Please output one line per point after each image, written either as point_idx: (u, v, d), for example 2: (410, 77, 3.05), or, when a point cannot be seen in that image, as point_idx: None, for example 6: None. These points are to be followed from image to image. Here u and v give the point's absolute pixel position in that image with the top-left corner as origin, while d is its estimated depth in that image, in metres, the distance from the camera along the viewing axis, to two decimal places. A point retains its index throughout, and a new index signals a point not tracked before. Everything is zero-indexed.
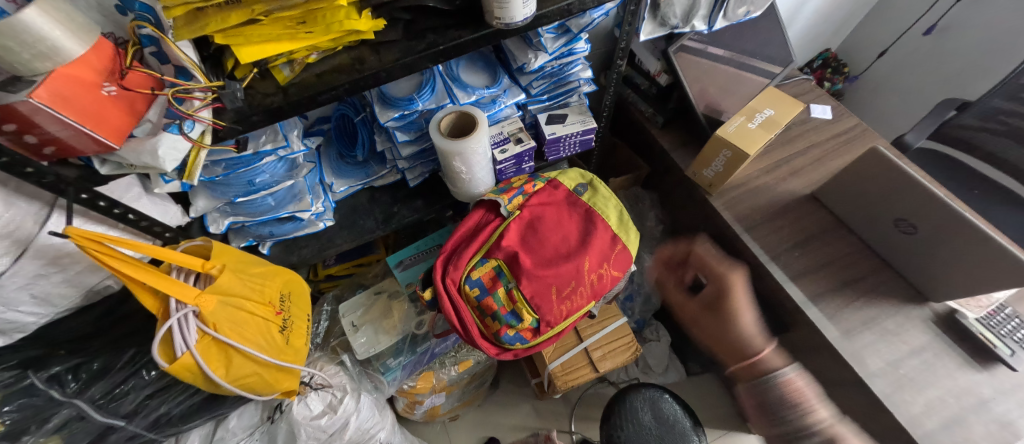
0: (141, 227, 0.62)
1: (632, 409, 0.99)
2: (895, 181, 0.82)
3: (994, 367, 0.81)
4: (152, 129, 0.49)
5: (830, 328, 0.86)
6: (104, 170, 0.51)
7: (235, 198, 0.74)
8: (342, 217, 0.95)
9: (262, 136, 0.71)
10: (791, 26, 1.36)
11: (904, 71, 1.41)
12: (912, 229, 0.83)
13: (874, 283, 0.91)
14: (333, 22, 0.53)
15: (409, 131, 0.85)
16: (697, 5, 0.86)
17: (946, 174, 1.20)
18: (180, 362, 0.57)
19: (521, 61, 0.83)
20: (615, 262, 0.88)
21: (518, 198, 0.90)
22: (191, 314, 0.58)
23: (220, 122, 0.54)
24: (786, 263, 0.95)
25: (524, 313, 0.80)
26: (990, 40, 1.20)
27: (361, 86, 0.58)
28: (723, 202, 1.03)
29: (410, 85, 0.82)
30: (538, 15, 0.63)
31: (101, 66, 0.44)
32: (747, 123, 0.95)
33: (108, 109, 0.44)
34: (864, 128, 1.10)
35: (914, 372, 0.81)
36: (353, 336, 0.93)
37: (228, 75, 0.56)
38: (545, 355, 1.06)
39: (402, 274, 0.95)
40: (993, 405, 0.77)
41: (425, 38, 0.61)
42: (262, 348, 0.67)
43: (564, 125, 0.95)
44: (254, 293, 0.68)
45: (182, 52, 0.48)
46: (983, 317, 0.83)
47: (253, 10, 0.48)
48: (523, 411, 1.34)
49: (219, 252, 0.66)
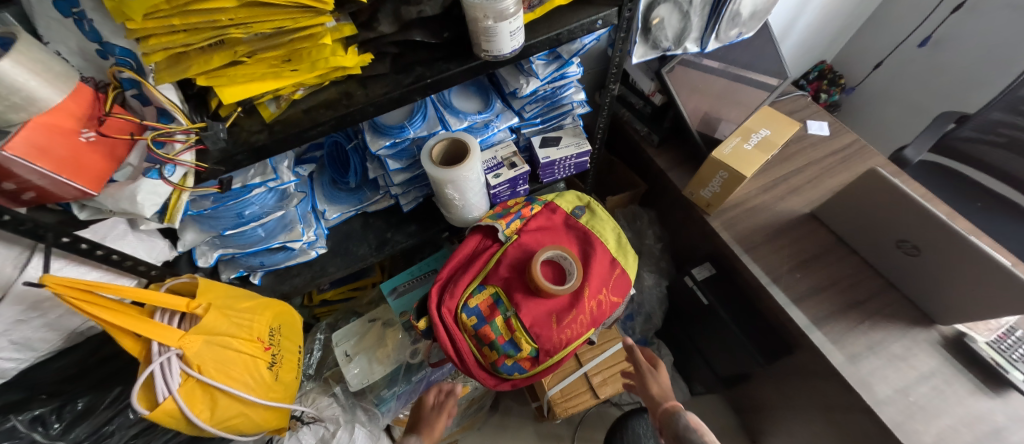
0: (125, 267, 0.61)
1: (634, 435, 0.96)
2: (894, 202, 0.81)
3: (1006, 393, 0.79)
4: (133, 173, 0.48)
5: (835, 353, 0.84)
6: (83, 215, 0.50)
7: (224, 231, 0.73)
8: (335, 244, 0.94)
9: (250, 171, 0.70)
10: (784, 40, 1.36)
11: (901, 84, 1.40)
12: (914, 251, 0.81)
13: (880, 305, 0.89)
14: (319, 59, 0.52)
15: (400, 159, 0.84)
16: (689, 28, 0.86)
17: (947, 188, 1.18)
18: (162, 408, 0.55)
19: (512, 86, 0.83)
20: (614, 287, 0.86)
21: (516, 223, 0.88)
22: (175, 357, 0.57)
23: (203, 164, 0.52)
24: (788, 285, 0.93)
25: (523, 343, 0.77)
26: (987, 53, 1.20)
27: (348, 121, 0.58)
28: (721, 222, 1.01)
29: (402, 113, 0.82)
30: (528, 46, 0.63)
31: (81, 112, 0.43)
32: (742, 144, 0.94)
33: (86, 155, 0.43)
34: (862, 144, 1.09)
35: (924, 399, 0.79)
36: (347, 367, 0.91)
37: (213, 114, 0.55)
38: (545, 381, 1.04)
39: (396, 302, 0.94)
40: (1008, 434, 0.75)
41: (412, 71, 0.60)
42: (249, 387, 0.65)
43: (558, 148, 0.94)
44: (242, 330, 0.66)
45: (162, 95, 0.47)
46: (993, 340, 0.81)
47: (237, 51, 0.48)
48: (524, 434, 1.31)
49: (205, 289, 0.64)
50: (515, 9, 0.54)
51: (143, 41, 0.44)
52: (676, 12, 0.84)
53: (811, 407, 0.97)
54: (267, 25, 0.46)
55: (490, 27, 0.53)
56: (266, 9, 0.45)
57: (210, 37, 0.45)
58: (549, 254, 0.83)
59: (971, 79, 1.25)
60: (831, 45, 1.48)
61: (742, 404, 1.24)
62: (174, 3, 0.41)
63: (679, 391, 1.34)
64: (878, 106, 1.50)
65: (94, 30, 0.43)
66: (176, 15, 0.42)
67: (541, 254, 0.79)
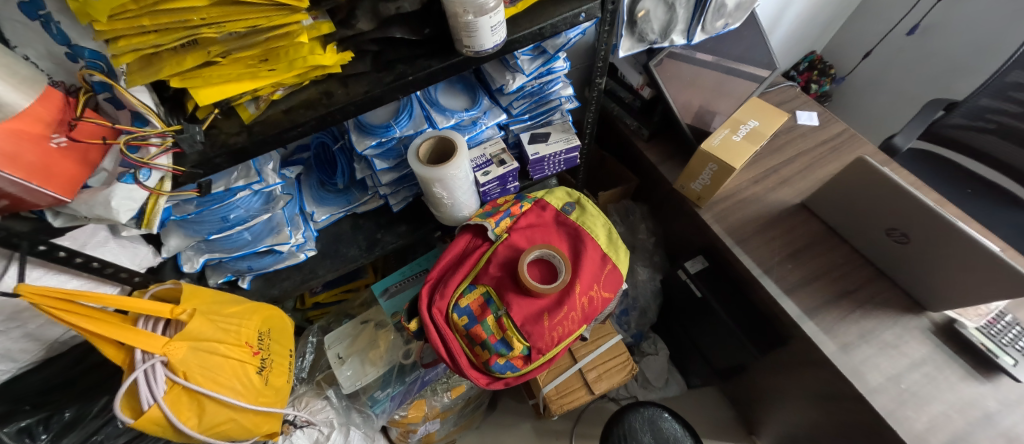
0: (105, 274, 0.61)
1: (632, 431, 0.96)
2: (882, 190, 0.81)
3: (996, 378, 0.79)
4: (107, 178, 0.48)
5: (827, 343, 0.84)
6: (58, 223, 0.49)
7: (209, 235, 0.72)
8: (324, 246, 0.93)
9: (233, 173, 0.68)
10: (773, 32, 1.35)
11: (890, 73, 1.41)
12: (904, 239, 0.81)
13: (871, 293, 0.89)
14: (297, 58, 0.52)
15: (387, 158, 0.83)
16: (675, 20, 0.86)
17: (938, 174, 1.18)
18: (147, 416, 0.54)
19: (499, 82, 0.82)
20: (605, 283, 0.86)
21: (505, 221, 0.87)
22: (159, 364, 0.56)
23: (181, 167, 0.52)
24: (779, 276, 0.93)
25: (514, 342, 0.76)
26: (974, 40, 1.20)
27: (329, 121, 0.57)
28: (712, 214, 1.01)
29: (387, 112, 0.81)
30: (510, 41, 0.62)
31: (50, 117, 0.42)
32: (731, 136, 0.93)
33: (57, 161, 0.42)
34: (852, 133, 1.09)
35: (916, 386, 0.79)
36: (340, 369, 0.90)
37: (189, 116, 0.54)
38: (540, 378, 1.03)
39: (388, 303, 0.93)
40: (999, 419, 0.75)
41: (394, 69, 0.59)
42: (237, 392, 0.64)
43: (547, 144, 0.93)
44: (229, 336, 0.65)
45: (135, 98, 0.46)
46: (983, 326, 0.81)
47: (210, 51, 0.47)
48: (523, 431, 1.30)
49: (188, 295, 0.63)
50: (496, 3, 0.53)
51: (111, 43, 0.43)
52: (662, 4, 0.84)
53: (804, 398, 0.98)
54: (241, 24, 0.45)
55: (471, 22, 0.53)
56: (238, 7, 0.44)
57: (182, 37, 0.44)
58: (538, 253, 0.82)
59: (958, 66, 1.25)
60: (821, 34, 1.48)
61: (738, 396, 1.24)
62: (142, 3, 0.40)
63: (676, 384, 1.34)
64: (868, 95, 1.50)
65: (62, 32, 0.42)
66: (145, 16, 0.41)
67: (530, 254, 0.79)
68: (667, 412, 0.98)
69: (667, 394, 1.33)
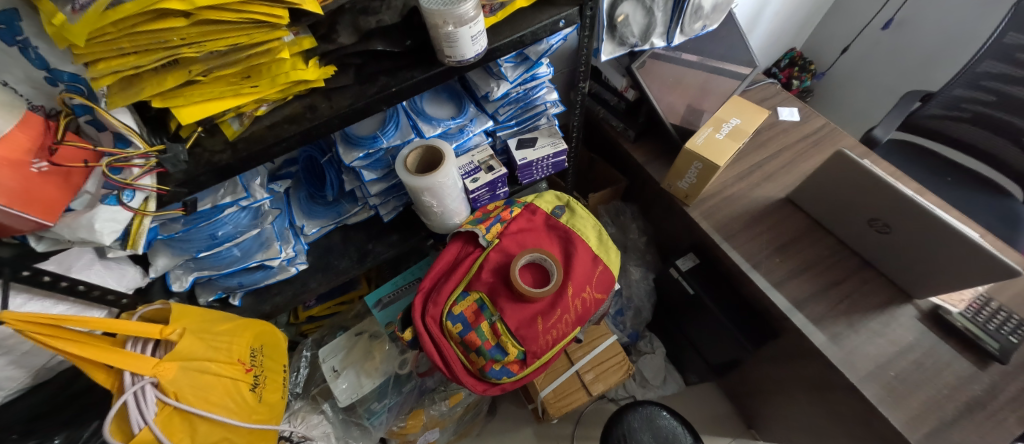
0: (93, 297, 0.60)
1: (631, 431, 0.96)
2: (862, 182, 0.82)
3: (982, 362, 0.80)
4: (91, 201, 0.47)
5: (817, 334, 0.85)
6: (41, 247, 0.48)
7: (198, 253, 0.71)
8: (315, 259, 0.92)
9: (220, 190, 0.68)
10: (753, 32, 1.38)
11: (867, 66, 1.45)
12: (886, 229, 0.83)
13: (857, 283, 0.91)
14: (279, 74, 0.52)
15: (376, 169, 0.83)
16: (653, 23, 0.87)
17: (919, 165, 1.21)
18: (138, 439, 0.53)
19: (484, 90, 0.83)
20: (597, 284, 0.86)
21: (496, 226, 0.87)
22: (149, 385, 0.55)
23: (165, 186, 0.52)
24: (768, 269, 0.94)
25: (509, 346, 0.77)
26: (946, 33, 1.23)
27: (314, 134, 0.57)
28: (700, 212, 1.02)
29: (374, 123, 0.81)
30: (492, 49, 0.63)
31: (31, 144, 0.42)
32: (714, 134, 0.95)
33: (38, 186, 0.42)
34: (833, 127, 1.12)
35: (905, 373, 0.80)
36: (335, 382, 0.90)
37: (172, 135, 0.55)
38: (537, 382, 1.03)
39: (382, 314, 0.93)
40: (987, 402, 0.77)
41: (377, 81, 0.60)
42: (230, 410, 0.63)
43: (535, 149, 0.94)
44: (220, 353, 0.64)
45: (117, 120, 0.47)
46: (966, 310, 0.82)
47: (192, 70, 0.47)
48: (523, 436, 1.30)
49: (178, 315, 0.62)
50: (475, 13, 0.54)
51: (90, 65, 0.43)
52: (640, 8, 0.85)
53: (798, 390, 0.98)
54: (221, 42, 0.46)
55: (451, 33, 0.53)
56: (219, 27, 0.44)
57: (162, 57, 0.44)
58: (530, 258, 0.82)
59: (933, 58, 1.28)
60: (799, 32, 1.51)
61: (737, 390, 1.25)
62: (121, 25, 0.40)
63: (674, 382, 1.35)
64: (849, 89, 1.54)
65: (41, 57, 0.42)
66: (124, 37, 0.42)
67: (519, 260, 0.80)
68: (665, 410, 0.98)
69: (666, 392, 1.34)
